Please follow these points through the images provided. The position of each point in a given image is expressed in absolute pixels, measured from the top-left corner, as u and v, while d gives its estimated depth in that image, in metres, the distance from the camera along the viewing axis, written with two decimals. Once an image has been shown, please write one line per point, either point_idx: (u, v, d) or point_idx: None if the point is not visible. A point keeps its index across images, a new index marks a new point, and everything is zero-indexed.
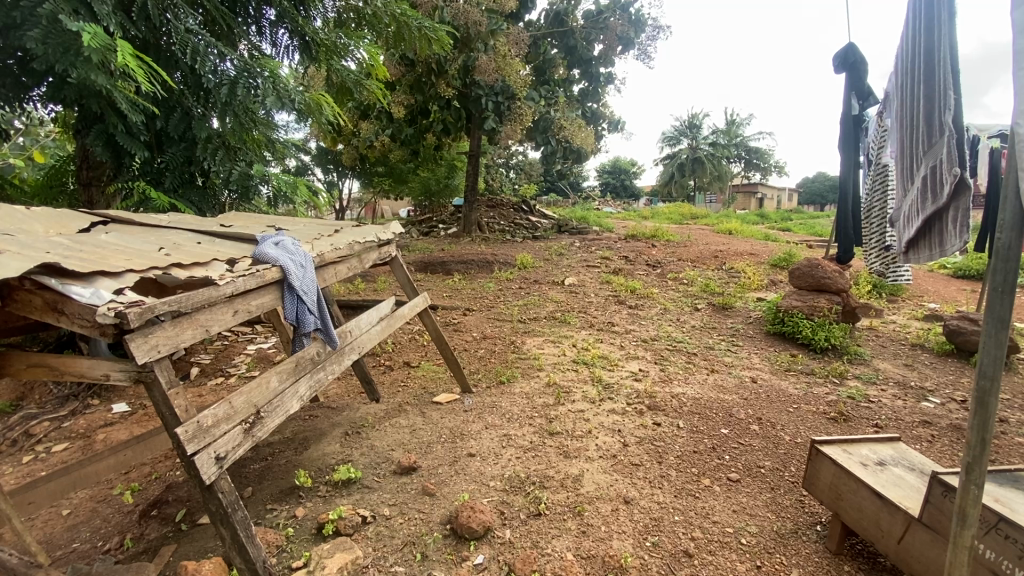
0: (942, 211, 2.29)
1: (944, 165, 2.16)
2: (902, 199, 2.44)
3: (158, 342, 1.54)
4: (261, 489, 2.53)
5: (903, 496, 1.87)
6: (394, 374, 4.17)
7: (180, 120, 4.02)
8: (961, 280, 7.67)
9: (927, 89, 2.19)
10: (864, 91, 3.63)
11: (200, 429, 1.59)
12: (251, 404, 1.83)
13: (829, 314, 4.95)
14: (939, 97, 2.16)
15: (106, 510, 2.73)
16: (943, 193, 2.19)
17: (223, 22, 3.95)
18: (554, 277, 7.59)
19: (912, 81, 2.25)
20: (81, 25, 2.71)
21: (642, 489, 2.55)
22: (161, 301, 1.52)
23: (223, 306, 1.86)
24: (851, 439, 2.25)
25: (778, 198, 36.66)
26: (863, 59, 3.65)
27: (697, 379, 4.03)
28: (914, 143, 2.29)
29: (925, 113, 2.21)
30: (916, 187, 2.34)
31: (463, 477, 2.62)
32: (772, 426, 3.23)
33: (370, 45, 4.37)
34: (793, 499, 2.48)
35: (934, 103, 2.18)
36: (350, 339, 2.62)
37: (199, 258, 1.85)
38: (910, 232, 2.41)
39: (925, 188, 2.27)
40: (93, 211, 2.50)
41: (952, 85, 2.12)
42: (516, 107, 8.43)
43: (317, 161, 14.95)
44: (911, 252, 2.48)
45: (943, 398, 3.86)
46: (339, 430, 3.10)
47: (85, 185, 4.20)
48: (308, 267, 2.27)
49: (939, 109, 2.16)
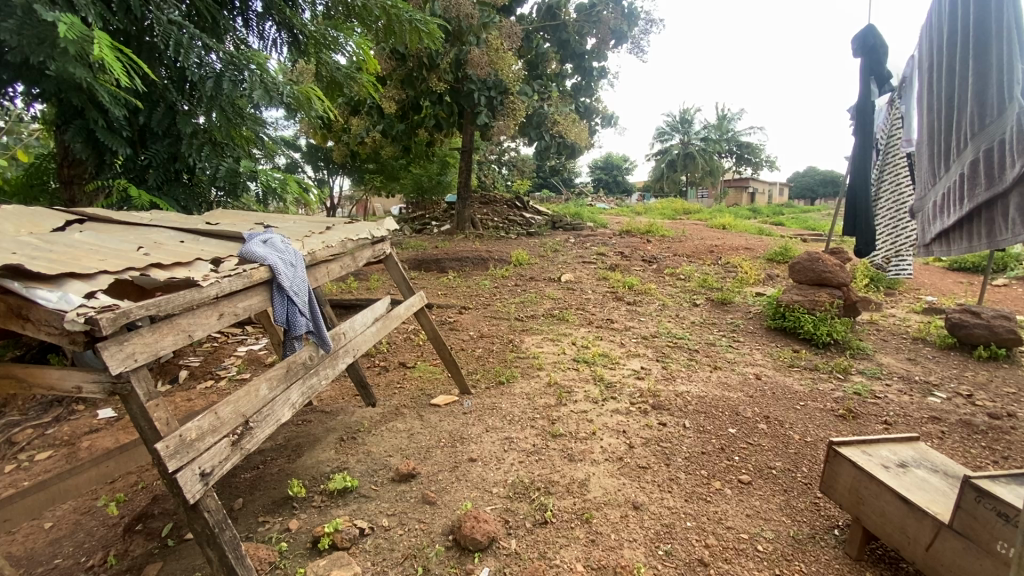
0: (994, 203, 1.94)
1: (1004, 143, 1.81)
2: (945, 185, 2.13)
3: (136, 349, 1.40)
4: (252, 501, 2.40)
5: (931, 501, 1.79)
6: (390, 375, 4.06)
7: (163, 115, 3.87)
8: (955, 272, 7.67)
9: (977, 63, 1.94)
10: (883, 76, 3.83)
11: (183, 444, 1.47)
12: (239, 413, 1.70)
13: (831, 308, 4.88)
14: (1002, 66, 1.85)
15: (91, 523, 2.59)
16: (1003, 176, 1.84)
17: (208, 15, 3.82)
18: (551, 274, 7.50)
19: (961, 51, 2.00)
20: (56, 15, 2.54)
21: (652, 494, 2.45)
22: (138, 305, 1.40)
23: (207, 309, 1.73)
24: (869, 440, 2.17)
25: (770, 193, 36.70)
26: (881, 43, 3.79)
27: (701, 376, 3.95)
28: (952, 122, 2.06)
29: (972, 92, 1.96)
30: (956, 170, 2.07)
31: (464, 484, 2.51)
32: (780, 425, 3.15)
33: (359, 38, 4.22)
34: (809, 502, 2.39)
35: (1000, 73, 1.85)
36: (344, 341, 2.49)
37: (181, 258, 1.73)
38: (952, 220, 2.09)
39: (978, 171, 1.94)
40: (68, 210, 2.35)
41: (1018, 54, 1.80)
42: (509, 102, 8.27)
43: (307, 159, 14.85)
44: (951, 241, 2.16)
45: (948, 393, 3.79)
46: (334, 436, 2.97)
47: (66, 183, 4.02)
48: (299, 266, 2.14)
49: (1004, 80, 1.84)
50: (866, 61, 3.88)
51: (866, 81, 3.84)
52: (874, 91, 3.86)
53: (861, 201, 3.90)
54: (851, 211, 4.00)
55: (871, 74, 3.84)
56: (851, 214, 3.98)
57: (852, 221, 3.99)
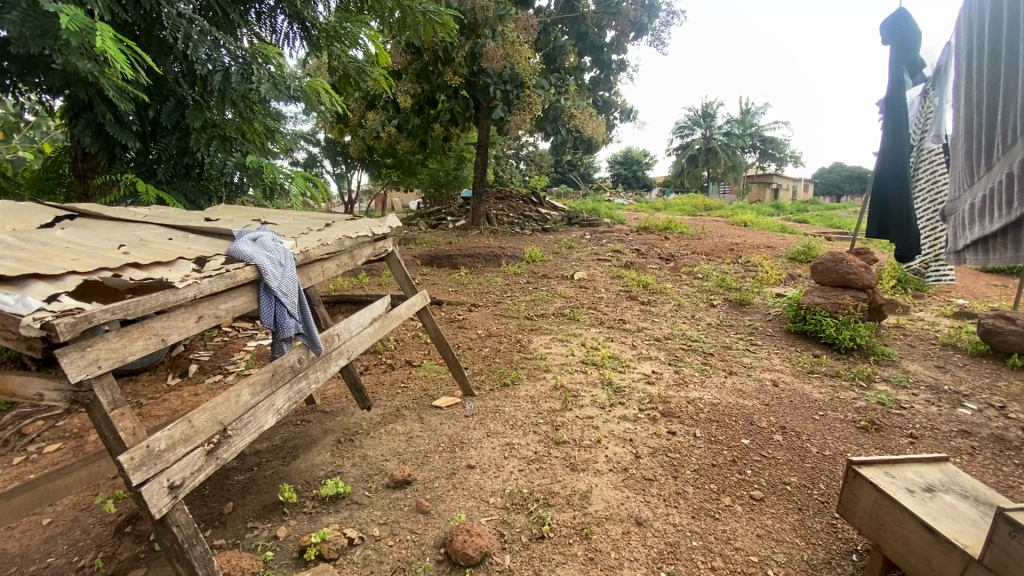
0: None
1: None
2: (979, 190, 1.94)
3: (100, 356, 1.33)
4: (242, 505, 2.34)
5: (959, 531, 1.63)
6: (393, 374, 3.99)
7: (172, 110, 3.86)
8: (989, 275, 7.32)
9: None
10: (915, 64, 3.64)
11: (150, 455, 1.40)
12: (216, 421, 1.63)
13: (854, 312, 4.65)
14: None
15: (87, 521, 2.57)
16: None
17: (219, 10, 3.77)
18: (564, 271, 7.35)
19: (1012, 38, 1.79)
20: (59, 6, 2.48)
21: (656, 509, 2.32)
22: (103, 309, 1.32)
23: (185, 311, 1.65)
24: (892, 460, 2.01)
25: (795, 189, 35.73)
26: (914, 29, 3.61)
27: (715, 382, 3.78)
28: (999, 114, 1.85)
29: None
30: (997, 171, 1.86)
31: (461, 492, 2.42)
32: (798, 436, 2.99)
33: (371, 32, 4.04)
34: (825, 523, 2.24)
35: None
36: (337, 343, 2.40)
37: (161, 258, 1.66)
38: (987, 230, 1.88)
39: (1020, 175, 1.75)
40: (62, 206, 2.32)
41: None
42: (525, 96, 8.05)
43: (326, 153, 15.14)
44: (976, 252, 1.98)
45: (979, 404, 3.57)
46: (331, 438, 2.91)
47: (80, 177, 3.97)
48: (289, 265, 2.04)
49: None
50: (897, 47, 3.71)
51: (897, 71, 3.67)
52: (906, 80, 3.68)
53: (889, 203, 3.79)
54: (881, 212, 3.88)
55: (903, 63, 3.67)
56: (878, 216, 3.90)
57: (881, 225, 3.88)
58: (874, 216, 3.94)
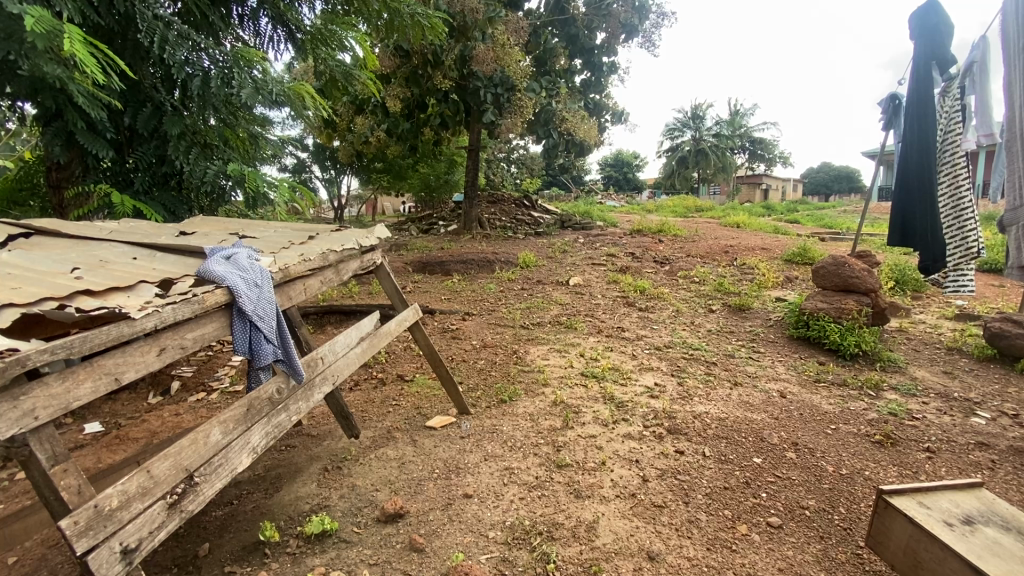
0: None
1: None
2: None
3: (36, 406, 1.16)
4: (219, 546, 2.15)
5: (1010, 571, 1.48)
6: (385, 391, 3.80)
7: (149, 116, 3.66)
8: (987, 275, 7.24)
9: None
10: (945, 60, 3.67)
11: (98, 516, 1.22)
12: (180, 468, 1.45)
13: (859, 317, 4.53)
14: None
15: (56, 559, 2.36)
16: None
17: (200, 12, 3.59)
18: (558, 277, 7.19)
19: None
20: (24, 7, 2.28)
21: (668, 540, 2.16)
22: (40, 349, 1.14)
23: (144, 344, 1.45)
24: (924, 488, 1.86)
25: (784, 189, 35.83)
26: (943, 24, 3.66)
27: (720, 395, 3.62)
28: None
29: None
30: None
31: (458, 526, 2.24)
32: (811, 453, 2.84)
33: (358, 34, 3.86)
34: (849, 553, 2.10)
35: None
36: (321, 367, 2.21)
37: (119, 282, 1.49)
38: None
39: None
40: (18, 221, 2.12)
41: None
42: (516, 99, 7.82)
43: (314, 159, 14.96)
44: None
45: (992, 412, 3.45)
46: (317, 466, 2.72)
47: (53, 187, 3.73)
48: (266, 285, 1.85)
49: None
50: (927, 42, 3.72)
51: (926, 67, 3.71)
52: (935, 77, 3.71)
53: (915, 212, 3.90)
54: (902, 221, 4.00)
55: (933, 58, 3.69)
56: (901, 224, 4.00)
57: (902, 232, 4.00)
58: (896, 223, 4.02)
